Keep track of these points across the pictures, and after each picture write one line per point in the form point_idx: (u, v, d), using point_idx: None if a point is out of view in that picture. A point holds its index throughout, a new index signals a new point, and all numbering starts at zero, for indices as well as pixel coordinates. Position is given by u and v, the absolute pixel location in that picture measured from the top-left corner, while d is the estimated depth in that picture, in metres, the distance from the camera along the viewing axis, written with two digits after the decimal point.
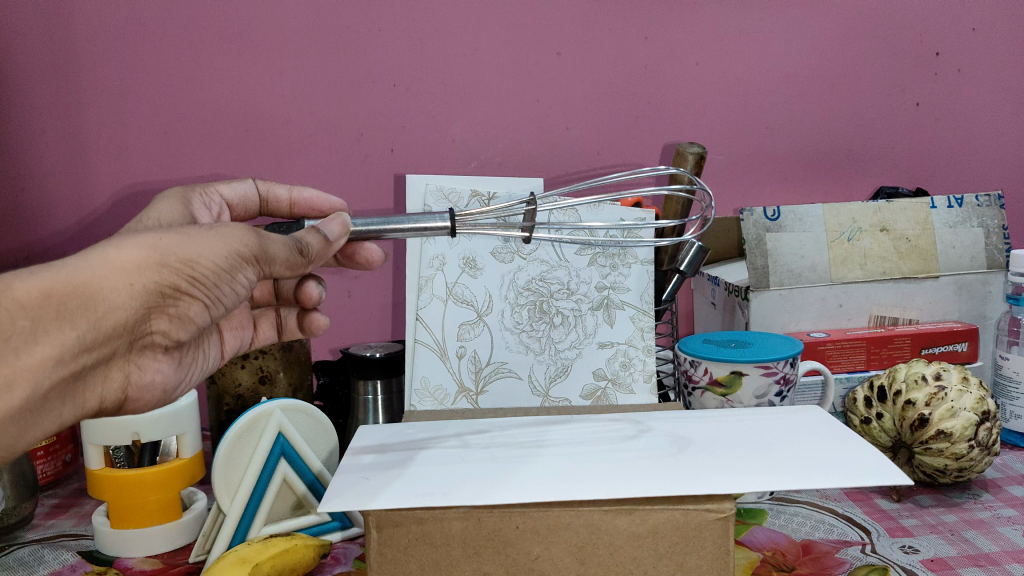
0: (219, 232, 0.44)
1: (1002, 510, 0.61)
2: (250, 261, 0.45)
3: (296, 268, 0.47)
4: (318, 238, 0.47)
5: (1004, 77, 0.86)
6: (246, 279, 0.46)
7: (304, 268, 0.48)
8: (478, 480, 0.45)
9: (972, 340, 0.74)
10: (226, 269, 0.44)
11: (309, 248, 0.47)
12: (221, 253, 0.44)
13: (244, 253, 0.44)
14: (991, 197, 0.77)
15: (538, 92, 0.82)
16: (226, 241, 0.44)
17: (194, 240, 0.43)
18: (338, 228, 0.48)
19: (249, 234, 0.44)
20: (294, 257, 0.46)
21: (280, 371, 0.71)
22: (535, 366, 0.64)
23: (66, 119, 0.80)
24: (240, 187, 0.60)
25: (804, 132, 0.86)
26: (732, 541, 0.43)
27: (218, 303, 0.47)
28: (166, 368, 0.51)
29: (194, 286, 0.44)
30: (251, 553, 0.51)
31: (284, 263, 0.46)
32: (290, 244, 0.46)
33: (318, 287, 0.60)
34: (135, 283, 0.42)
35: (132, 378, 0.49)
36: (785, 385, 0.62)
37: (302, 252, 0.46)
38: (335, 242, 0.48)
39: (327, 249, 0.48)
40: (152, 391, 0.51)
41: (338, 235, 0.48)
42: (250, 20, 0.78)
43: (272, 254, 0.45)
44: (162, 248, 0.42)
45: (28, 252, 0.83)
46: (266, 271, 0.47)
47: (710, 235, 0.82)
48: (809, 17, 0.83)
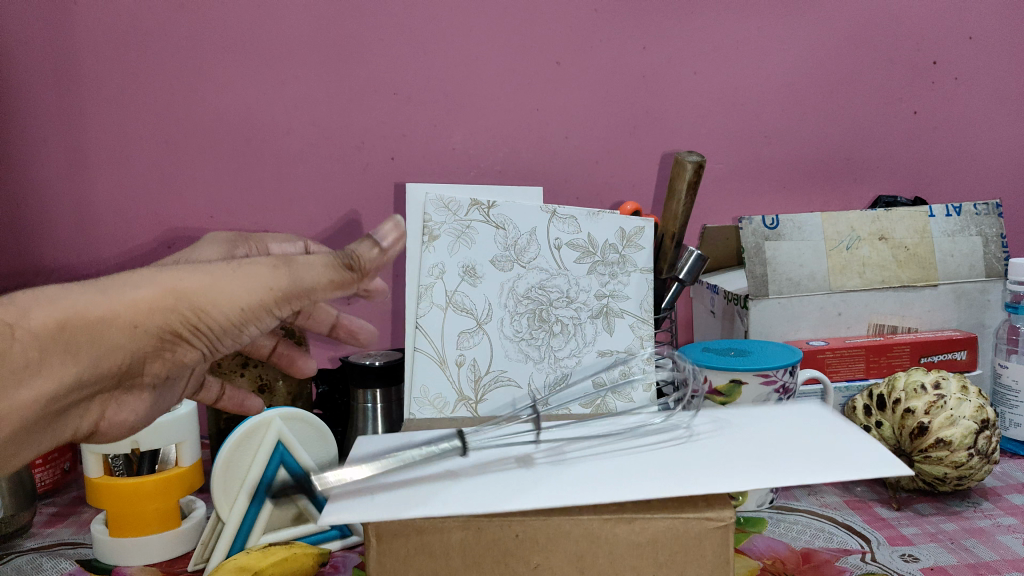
0: (246, 275, 0.43)
1: (1002, 519, 0.61)
2: (282, 298, 0.44)
3: (344, 288, 0.46)
4: (373, 248, 0.46)
5: (1001, 85, 0.87)
6: (269, 317, 0.46)
7: (351, 290, 0.46)
8: (478, 492, 0.44)
9: (971, 349, 0.74)
10: (239, 317, 0.44)
11: (359, 260, 0.45)
12: (247, 298, 0.43)
13: (275, 293, 0.44)
14: (989, 205, 0.78)
15: (538, 101, 0.83)
16: (259, 283, 0.43)
17: (223, 282, 0.43)
18: (393, 233, 0.47)
19: (279, 271, 0.44)
20: (341, 277, 0.45)
21: (279, 379, 0.71)
22: (535, 374, 0.64)
23: (65, 126, 0.80)
24: (290, 248, 0.62)
25: (803, 141, 0.86)
26: (732, 549, 0.43)
27: (220, 346, 0.46)
28: (142, 407, 0.51)
29: (201, 330, 0.43)
30: (251, 561, 0.50)
31: (327, 288, 0.45)
32: (335, 261, 0.45)
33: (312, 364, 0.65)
34: (142, 325, 0.41)
35: (106, 415, 0.49)
36: (785, 393, 0.63)
37: (350, 267, 0.45)
38: (390, 249, 0.47)
39: (381, 259, 0.46)
40: (125, 427, 0.51)
41: (393, 241, 0.47)
42: (250, 29, 0.79)
43: (316, 277, 0.44)
44: (181, 290, 0.42)
45: (26, 261, 0.82)
46: (305, 299, 0.45)
47: (709, 244, 0.82)
48: (808, 27, 0.83)
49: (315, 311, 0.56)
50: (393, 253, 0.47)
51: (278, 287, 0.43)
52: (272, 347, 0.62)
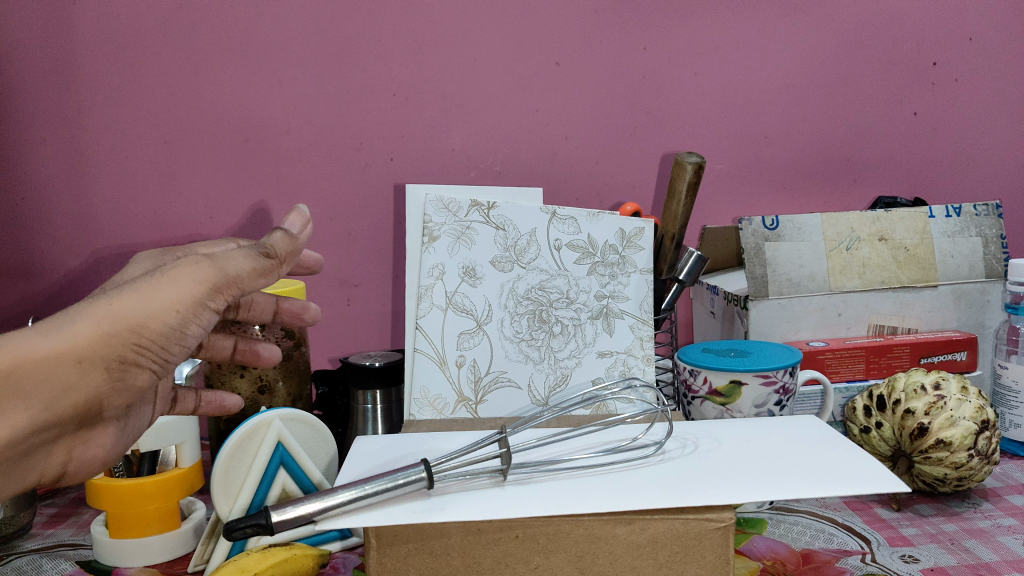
0: (177, 283, 0.44)
1: (1002, 519, 0.61)
2: (213, 292, 0.45)
3: (267, 275, 0.46)
4: (283, 235, 0.46)
5: (1001, 86, 0.87)
6: (208, 317, 0.46)
7: (274, 275, 0.47)
8: (480, 497, 0.44)
9: (971, 349, 0.74)
10: (179, 325, 0.44)
11: (275, 248, 0.46)
12: (181, 301, 0.44)
13: (204, 288, 0.44)
14: (989, 206, 0.78)
15: (537, 102, 0.83)
16: (188, 282, 0.44)
17: (153, 293, 0.43)
18: (299, 222, 0.48)
19: (205, 267, 0.44)
20: (260, 264, 0.45)
21: (280, 380, 0.70)
22: (535, 375, 0.64)
23: (65, 127, 0.80)
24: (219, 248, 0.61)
25: (803, 141, 0.86)
26: (732, 549, 0.43)
27: (169, 361, 0.47)
28: (111, 441, 0.52)
29: (145, 347, 0.44)
30: (251, 563, 0.51)
31: (252, 275, 0.45)
32: (252, 252, 0.45)
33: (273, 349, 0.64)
34: (86, 357, 0.42)
35: (73, 455, 0.50)
36: (785, 394, 0.62)
37: (267, 255, 0.45)
38: (300, 234, 0.48)
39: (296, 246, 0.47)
40: (95, 464, 0.52)
41: (301, 228, 0.48)
42: (250, 30, 0.79)
43: (239, 265, 0.45)
44: (117, 314, 0.42)
45: (24, 261, 0.82)
46: (233, 290, 0.46)
47: (709, 245, 0.82)
48: (807, 28, 0.84)
49: (252, 300, 0.61)
50: (305, 235, 0.48)
51: (206, 284, 0.44)
52: (231, 348, 0.62)
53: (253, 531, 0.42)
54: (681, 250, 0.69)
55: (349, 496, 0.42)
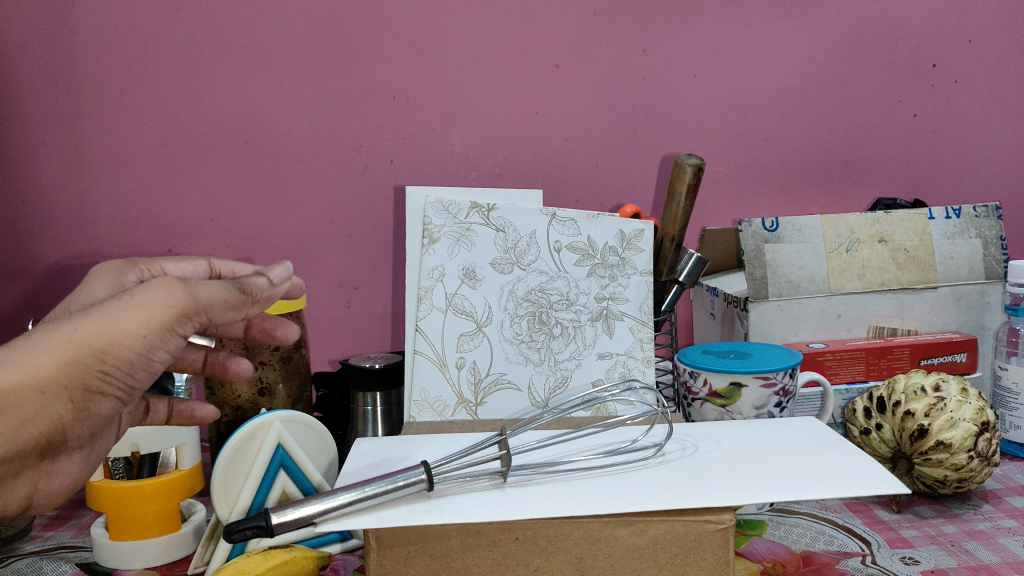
0: (144, 307, 0.42)
1: (1002, 521, 0.61)
2: (182, 320, 0.44)
3: (237, 308, 0.46)
4: (266, 281, 0.47)
5: (1000, 88, 0.87)
6: (174, 345, 0.45)
7: (245, 311, 0.46)
8: (481, 500, 0.45)
9: (971, 351, 0.74)
10: (145, 352, 0.43)
11: (252, 287, 0.46)
12: (148, 326, 0.42)
13: (173, 314, 0.43)
14: (988, 208, 0.78)
15: (537, 104, 0.83)
16: (157, 306, 0.42)
17: (121, 317, 0.42)
18: (281, 274, 0.48)
19: (176, 291, 0.43)
20: (233, 297, 0.45)
21: (280, 382, 0.70)
22: (535, 377, 0.64)
23: (65, 130, 0.80)
24: (189, 268, 0.57)
25: (803, 143, 0.86)
26: (732, 552, 0.43)
27: (135, 390, 0.46)
28: (79, 468, 0.50)
29: (109, 375, 0.43)
30: (251, 565, 0.51)
31: (223, 307, 0.45)
32: (228, 286, 0.45)
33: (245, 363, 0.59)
34: (49, 383, 0.41)
35: (39, 486, 0.48)
36: (785, 396, 0.63)
37: (243, 289, 0.45)
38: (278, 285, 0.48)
39: (272, 292, 0.48)
40: (62, 493, 0.50)
41: (282, 280, 0.48)
42: (250, 33, 0.79)
43: (213, 294, 0.44)
44: (83, 339, 0.41)
45: (25, 264, 0.82)
46: (200, 319, 0.45)
47: (709, 247, 0.82)
48: (807, 30, 0.84)
49: None
50: (282, 289, 0.49)
51: (175, 310, 0.43)
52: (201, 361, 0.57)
53: (253, 533, 0.42)
54: (682, 252, 0.69)
55: (349, 498, 0.42)
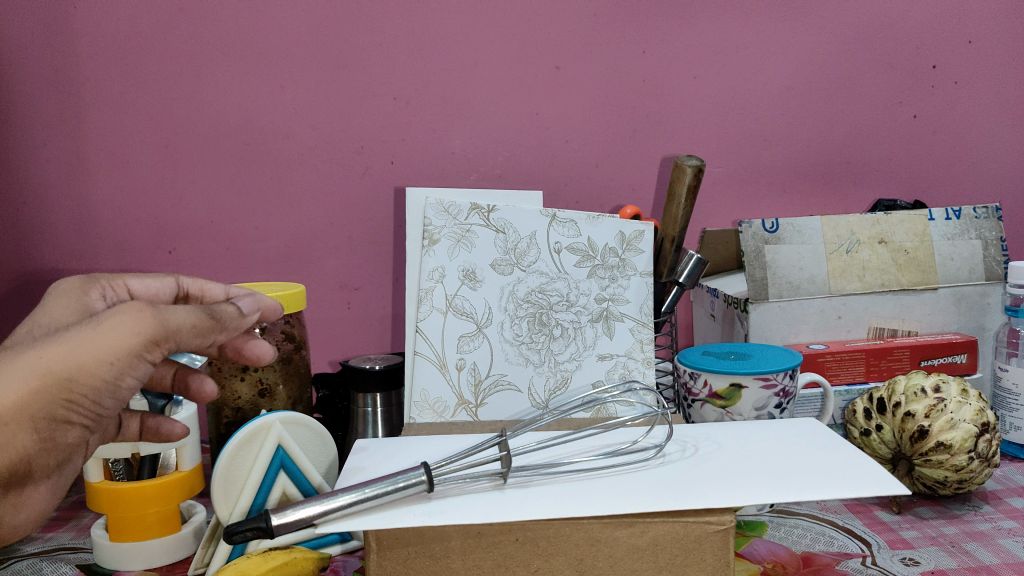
0: (111, 333, 0.42)
1: (1002, 522, 0.61)
2: (150, 346, 0.44)
3: (204, 335, 0.46)
4: (233, 308, 0.48)
5: (1000, 89, 0.87)
6: (143, 372, 0.45)
7: (212, 338, 0.47)
8: (481, 501, 0.45)
9: (971, 352, 0.74)
10: (111, 378, 0.43)
11: (220, 315, 0.47)
12: (115, 353, 0.42)
13: (141, 340, 0.43)
14: (988, 209, 0.78)
15: (537, 106, 0.83)
16: (125, 331, 0.42)
17: (88, 343, 0.42)
18: (248, 304, 0.50)
19: (145, 316, 0.43)
20: (202, 322, 0.45)
21: (280, 383, 0.70)
22: (535, 378, 0.64)
23: (65, 131, 0.80)
24: (155, 284, 0.57)
25: (803, 144, 0.86)
26: (732, 553, 0.43)
27: (102, 416, 0.45)
28: (46, 498, 0.48)
29: (76, 402, 0.43)
30: (251, 566, 0.51)
31: (191, 333, 0.45)
32: (197, 312, 0.45)
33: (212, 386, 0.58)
34: (15, 411, 0.41)
35: (4, 516, 0.47)
36: (785, 397, 0.63)
37: (211, 316, 0.46)
38: (247, 317, 0.50)
39: (239, 321, 0.49)
40: (29, 522, 0.48)
41: (251, 311, 0.50)
42: (251, 35, 0.79)
43: (182, 319, 0.44)
44: (50, 364, 0.41)
45: (26, 265, 0.82)
46: (168, 346, 0.45)
47: (709, 248, 0.82)
48: (807, 31, 0.84)
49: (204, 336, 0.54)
50: (248, 319, 0.50)
51: (144, 335, 0.43)
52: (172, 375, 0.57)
53: (253, 534, 0.42)
54: (682, 253, 0.69)
55: (349, 499, 0.42)
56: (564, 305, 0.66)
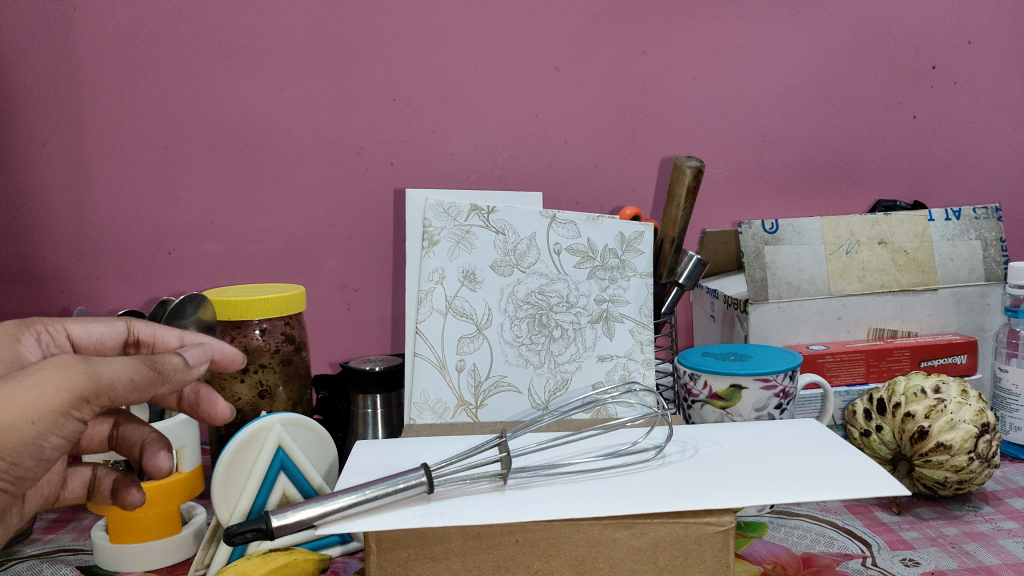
0: (30, 390, 0.40)
1: (1003, 523, 0.61)
2: (77, 402, 0.41)
3: (144, 389, 0.42)
4: (179, 358, 0.43)
5: (999, 89, 0.87)
6: (71, 429, 0.42)
7: (153, 390, 0.43)
8: (480, 502, 0.44)
9: (971, 352, 0.75)
10: (30, 438, 0.41)
11: (163, 367, 0.42)
12: (34, 412, 0.40)
13: (67, 396, 0.40)
14: (988, 209, 0.78)
15: (537, 107, 0.83)
16: (49, 388, 0.40)
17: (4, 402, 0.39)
18: (199, 354, 0.45)
19: (73, 372, 0.40)
20: (140, 376, 0.41)
21: (280, 385, 0.70)
22: (535, 379, 0.64)
23: (65, 132, 0.80)
24: (100, 329, 0.55)
25: (803, 145, 0.86)
26: (732, 554, 0.43)
27: (24, 473, 0.43)
28: None
29: None
30: (251, 567, 0.51)
31: (127, 387, 0.41)
32: (134, 363, 0.41)
33: (169, 459, 0.53)
34: None
35: None
36: (785, 398, 0.63)
37: (152, 368, 0.42)
38: (194, 368, 0.44)
39: (186, 373, 0.44)
40: None
41: (199, 361, 0.45)
42: (251, 36, 0.79)
43: (115, 373, 0.41)
44: None
45: (26, 267, 0.82)
46: (101, 400, 0.41)
47: (710, 249, 0.82)
48: (806, 32, 0.84)
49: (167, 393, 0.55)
50: (199, 370, 0.45)
51: (72, 390, 0.40)
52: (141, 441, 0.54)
53: (253, 536, 0.42)
54: (682, 252, 0.69)
55: (349, 501, 0.42)
56: (564, 306, 0.66)
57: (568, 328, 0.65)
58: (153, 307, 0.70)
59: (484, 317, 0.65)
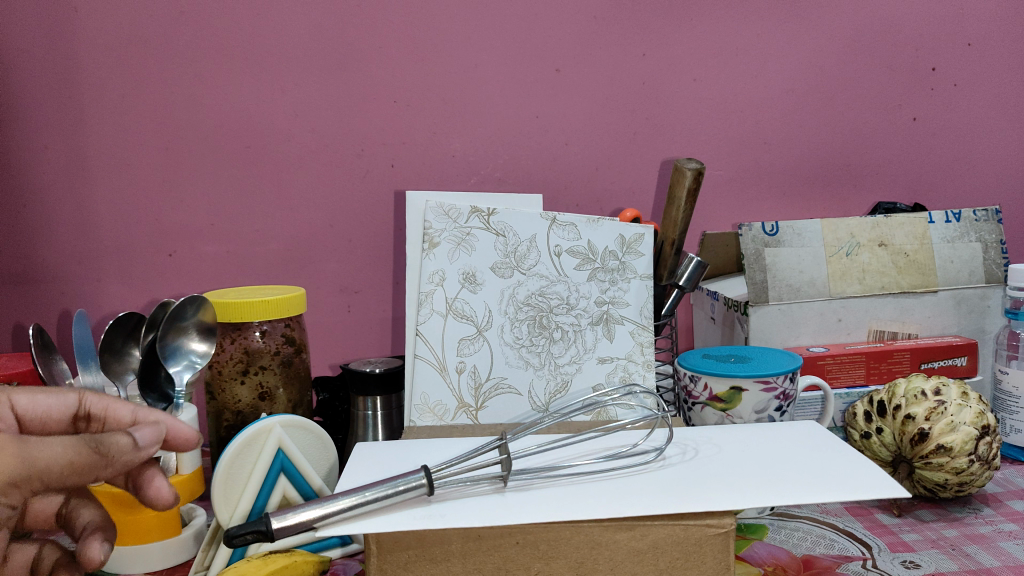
0: None
1: (1004, 525, 0.61)
2: (4, 489, 0.37)
3: (84, 472, 0.39)
4: (128, 439, 0.40)
5: (999, 91, 0.87)
6: None
7: (94, 474, 0.39)
8: (481, 504, 0.44)
9: (972, 354, 0.75)
10: None
11: (108, 448, 0.39)
12: None
13: None
14: (988, 211, 0.78)
15: (537, 109, 0.83)
16: None
17: None
18: (152, 433, 0.42)
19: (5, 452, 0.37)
20: (80, 459, 0.38)
21: (280, 387, 0.70)
22: (535, 381, 0.64)
23: (66, 134, 0.80)
24: (50, 401, 0.47)
25: (803, 147, 0.87)
26: (732, 556, 0.43)
27: None
28: None
29: None
30: (251, 569, 0.51)
31: (65, 470, 0.38)
32: (75, 444, 0.38)
33: (103, 547, 0.46)
34: None
35: None
36: (785, 400, 0.62)
37: (95, 450, 0.39)
38: (144, 450, 0.41)
39: (134, 455, 0.41)
40: None
41: (150, 443, 0.42)
42: (252, 37, 0.79)
43: (52, 454, 0.38)
44: None
45: (26, 269, 0.82)
46: (33, 485, 0.38)
47: (710, 251, 0.82)
48: (806, 34, 0.84)
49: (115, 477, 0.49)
50: (147, 452, 0.42)
51: (1, 475, 0.37)
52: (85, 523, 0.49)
53: (253, 538, 0.42)
54: (682, 254, 0.69)
55: (349, 502, 0.42)
56: (564, 308, 0.66)
57: (569, 330, 0.65)
58: (153, 309, 0.69)
59: (485, 320, 0.65)
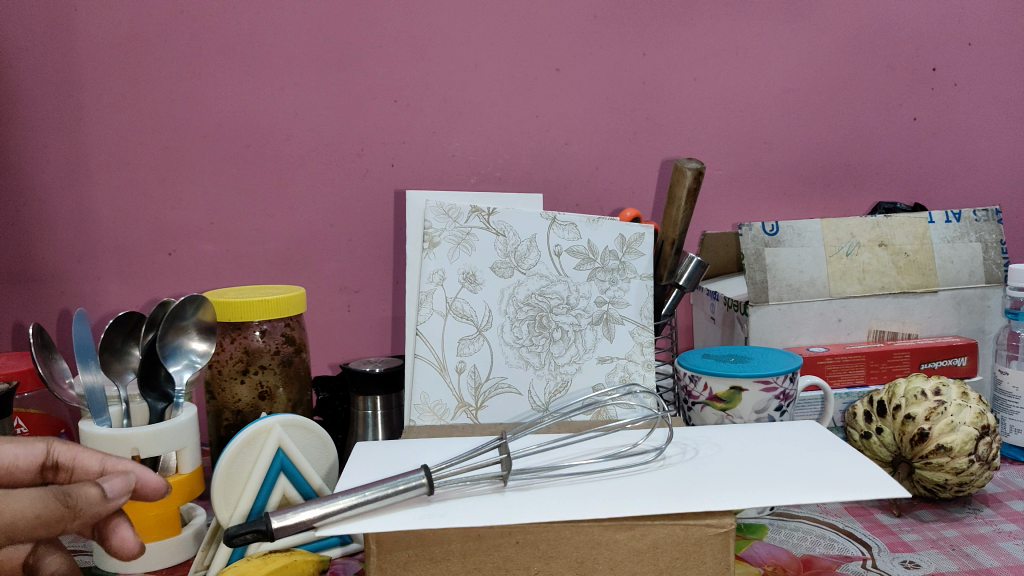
0: None
1: (1003, 525, 0.61)
2: None
3: (50, 524, 0.40)
4: (96, 491, 0.41)
5: (1000, 91, 0.87)
6: None
7: (61, 526, 0.40)
8: (481, 504, 0.44)
9: (972, 354, 0.75)
10: None
11: (74, 501, 0.40)
12: None
13: None
14: (988, 212, 0.78)
15: (537, 108, 0.83)
16: None
17: None
18: (121, 484, 0.43)
19: None
20: (47, 512, 0.39)
21: (280, 386, 0.70)
22: (535, 381, 0.64)
23: (66, 133, 0.80)
24: (19, 450, 0.47)
25: (803, 147, 0.87)
26: (732, 556, 0.43)
27: None
28: None
29: None
30: (250, 568, 0.51)
31: (31, 523, 0.39)
32: (41, 497, 0.39)
33: None
34: None
35: None
36: (785, 401, 0.62)
37: (62, 503, 0.40)
38: (114, 500, 0.42)
39: (101, 508, 0.41)
40: None
41: (120, 494, 0.43)
42: (252, 36, 0.79)
43: (19, 508, 0.39)
44: None
45: (26, 268, 0.82)
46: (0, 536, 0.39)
47: (710, 251, 0.82)
48: (807, 33, 0.84)
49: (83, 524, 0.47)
50: (117, 503, 0.42)
51: None
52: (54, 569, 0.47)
53: (253, 537, 0.42)
54: (682, 254, 0.69)
55: (350, 502, 0.42)
56: (564, 308, 0.66)
57: (569, 329, 0.65)
58: (153, 309, 0.69)
59: (485, 319, 0.65)
